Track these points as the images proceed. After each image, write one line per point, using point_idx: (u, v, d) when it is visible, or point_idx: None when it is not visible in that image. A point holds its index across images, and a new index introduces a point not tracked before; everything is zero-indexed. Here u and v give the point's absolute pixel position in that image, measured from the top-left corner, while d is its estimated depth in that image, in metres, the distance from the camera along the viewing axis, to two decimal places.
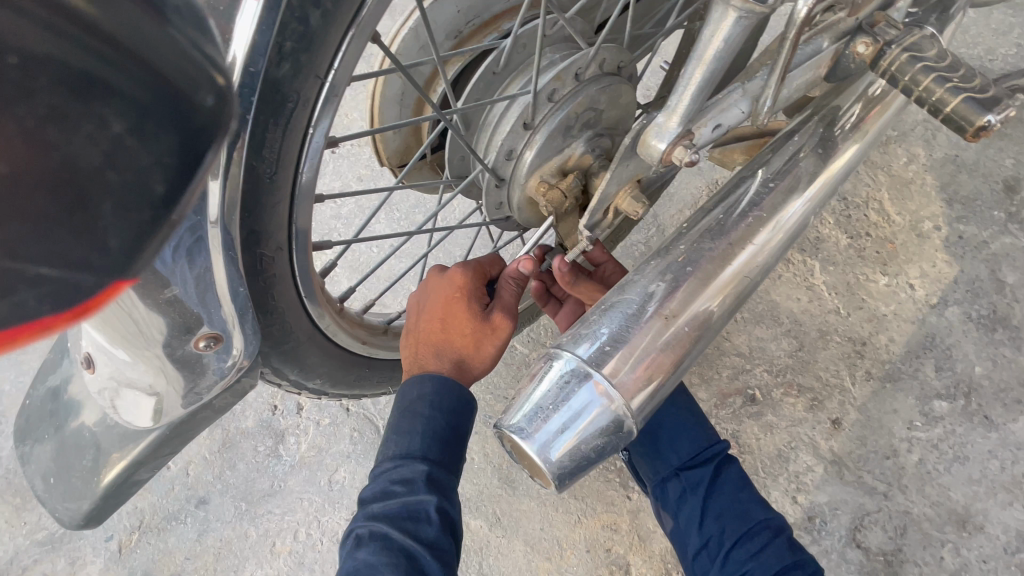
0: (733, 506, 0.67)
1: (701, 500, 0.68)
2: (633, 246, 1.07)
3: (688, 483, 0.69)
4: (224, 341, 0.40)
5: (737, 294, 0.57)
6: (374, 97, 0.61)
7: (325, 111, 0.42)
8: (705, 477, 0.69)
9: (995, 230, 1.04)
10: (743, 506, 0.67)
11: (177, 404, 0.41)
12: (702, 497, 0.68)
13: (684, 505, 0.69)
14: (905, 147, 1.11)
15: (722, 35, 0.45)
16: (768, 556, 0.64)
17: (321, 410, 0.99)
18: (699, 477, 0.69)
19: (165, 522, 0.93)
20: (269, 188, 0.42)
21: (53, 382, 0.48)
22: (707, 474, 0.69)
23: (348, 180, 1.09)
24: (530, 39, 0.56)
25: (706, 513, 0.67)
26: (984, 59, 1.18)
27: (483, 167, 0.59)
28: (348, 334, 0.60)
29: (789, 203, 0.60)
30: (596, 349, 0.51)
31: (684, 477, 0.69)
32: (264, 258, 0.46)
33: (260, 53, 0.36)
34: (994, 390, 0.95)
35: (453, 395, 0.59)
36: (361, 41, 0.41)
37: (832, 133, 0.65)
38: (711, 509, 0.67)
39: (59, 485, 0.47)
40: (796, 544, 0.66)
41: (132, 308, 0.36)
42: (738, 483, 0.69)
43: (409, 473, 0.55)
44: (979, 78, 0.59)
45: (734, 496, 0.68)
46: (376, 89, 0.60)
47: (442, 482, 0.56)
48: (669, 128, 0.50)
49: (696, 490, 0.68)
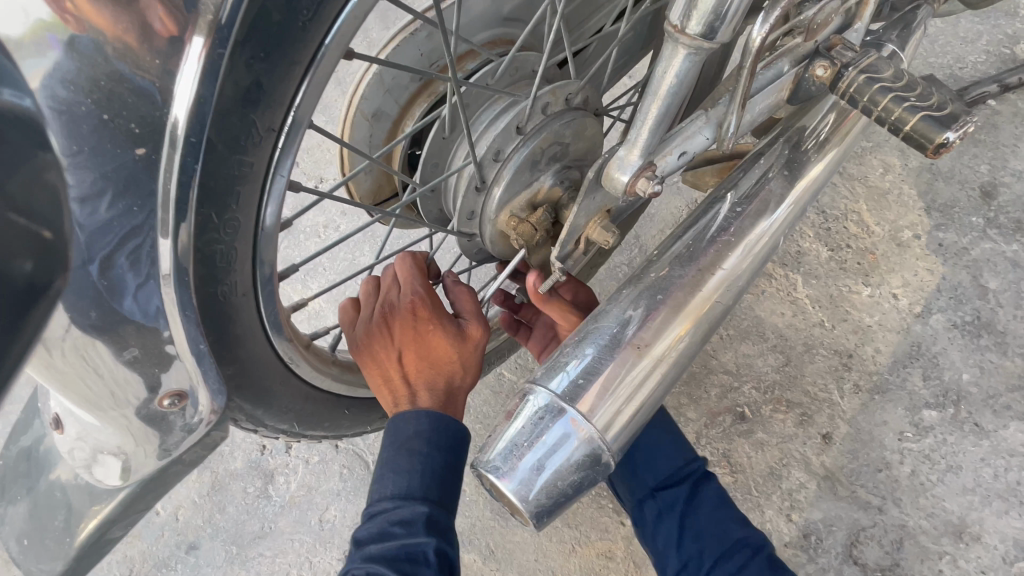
0: (712, 526, 0.67)
1: (677, 520, 0.67)
2: (616, 268, 1.07)
3: (664, 504, 0.68)
4: (190, 397, 0.44)
5: (710, 319, 0.58)
6: (348, 106, 0.60)
7: (287, 151, 0.42)
8: (681, 496, 0.68)
9: (974, 236, 1.05)
10: (722, 526, 0.67)
11: (146, 460, 0.45)
12: (679, 516, 0.67)
13: (661, 525, 0.68)
14: (880, 157, 1.13)
15: (673, 72, 0.46)
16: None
17: (311, 447, 0.98)
18: (673, 497, 0.68)
19: (155, 570, 0.91)
20: (229, 246, 0.43)
21: (25, 443, 0.50)
22: (683, 493, 0.69)
23: (331, 216, 1.10)
24: (521, 64, 0.60)
25: (684, 534, 0.67)
26: (953, 68, 1.20)
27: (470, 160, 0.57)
28: (320, 375, 0.58)
29: (757, 226, 0.61)
30: (569, 382, 0.52)
31: (660, 498, 0.68)
32: (229, 310, 0.46)
33: (205, 114, 0.36)
34: (983, 396, 0.95)
35: (451, 434, 0.57)
36: (314, 96, 0.42)
37: (797, 154, 0.65)
38: (689, 531, 0.67)
39: (33, 547, 0.49)
40: (776, 562, 0.66)
41: (98, 372, 0.40)
42: (717, 501, 0.69)
43: (409, 514, 0.53)
44: (936, 96, 0.60)
45: (713, 516, 0.68)
46: (352, 99, 0.59)
47: (442, 523, 0.54)
48: (630, 160, 0.51)
49: (672, 510, 0.68)
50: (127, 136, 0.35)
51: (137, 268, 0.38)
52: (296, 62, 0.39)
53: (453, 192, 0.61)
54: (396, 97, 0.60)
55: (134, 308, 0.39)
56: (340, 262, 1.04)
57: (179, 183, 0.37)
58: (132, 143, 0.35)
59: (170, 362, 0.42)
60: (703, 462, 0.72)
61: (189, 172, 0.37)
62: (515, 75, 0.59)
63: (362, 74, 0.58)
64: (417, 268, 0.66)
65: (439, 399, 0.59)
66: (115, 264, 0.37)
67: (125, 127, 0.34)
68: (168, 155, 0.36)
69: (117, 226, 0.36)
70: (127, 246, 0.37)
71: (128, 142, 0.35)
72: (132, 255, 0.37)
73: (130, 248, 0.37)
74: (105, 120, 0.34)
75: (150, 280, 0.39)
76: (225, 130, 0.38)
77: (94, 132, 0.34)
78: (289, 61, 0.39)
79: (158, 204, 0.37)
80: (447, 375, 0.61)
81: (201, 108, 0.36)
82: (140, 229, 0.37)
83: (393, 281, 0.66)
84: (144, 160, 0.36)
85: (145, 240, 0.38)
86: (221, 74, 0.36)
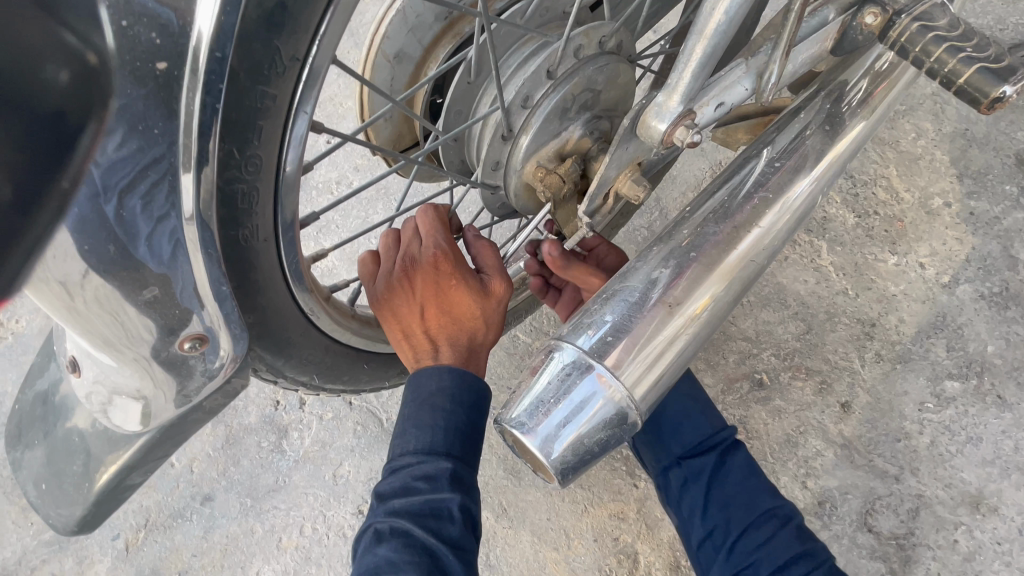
0: (740, 495, 0.66)
1: (704, 488, 0.66)
2: (635, 231, 1.04)
3: (691, 471, 0.68)
4: (210, 342, 0.43)
5: (743, 279, 0.56)
6: (369, 47, 0.57)
7: (308, 93, 0.40)
8: (708, 466, 0.67)
9: (1007, 206, 1.01)
10: (751, 495, 0.66)
11: (165, 407, 0.44)
12: (706, 485, 0.67)
13: (687, 494, 0.67)
14: (913, 122, 1.08)
15: (723, 8, 0.44)
16: (775, 545, 0.63)
17: (324, 404, 0.98)
18: (701, 466, 0.68)
19: (171, 520, 0.92)
20: (250, 186, 0.40)
21: (41, 387, 0.50)
22: (710, 462, 0.68)
23: (344, 170, 1.07)
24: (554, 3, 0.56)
25: (710, 503, 0.66)
26: (994, 28, 1.14)
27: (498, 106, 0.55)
28: (339, 327, 0.57)
29: (796, 182, 0.58)
30: (597, 341, 0.50)
31: (687, 466, 0.68)
32: (250, 254, 0.44)
33: (228, 37, 0.34)
34: (1007, 368, 0.93)
35: (473, 391, 0.55)
36: (342, 23, 0.39)
37: (838, 109, 0.61)
38: (716, 499, 0.66)
39: (52, 491, 0.49)
40: (806, 533, 0.65)
41: (118, 314, 0.39)
42: (746, 471, 0.68)
43: (432, 469, 0.52)
44: (995, 48, 0.54)
45: (742, 486, 0.67)
46: (373, 39, 0.56)
47: (465, 480, 0.53)
48: (669, 107, 0.48)
49: (699, 479, 0.67)
50: (147, 50, 0.31)
51: (153, 209, 0.36)
52: None
53: (478, 139, 0.59)
54: (420, 38, 0.57)
55: (150, 252, 0.37)
56: (353, 219, 1.02)
57: (202, 106, 0.34)
58: (153, 56, 0.32)
59: (190, 306, 0.40)
60: (733, 431, 0.70)
61: (213, 94, 0.34)
62: (547, 16, 0.56)
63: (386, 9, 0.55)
64: (438, 222, 0.63)
65: (460, 355, 0.58)
66: (129, 204, 0.35)
67: None
68: (189, 76, 0.33)
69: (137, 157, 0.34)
70: (147, 179, 0.35)
71: (147, 57, 0.31)
72: (148, 194, 0.35)
73: (148, 186, 0.35)
74: None
75: (169, 217, 0.37)
76: (248, 56, 0.35)
77: None
78: None
79: (180, 129, 0.34)
80: (468, 331, 0.60)
81: (225, 22, 0.33)
82: (162, 162, 0.35)
83: (414, 234, 0.64)
84: (165, 77, 0.33)
85: (165, 174, 0.35)
86: None
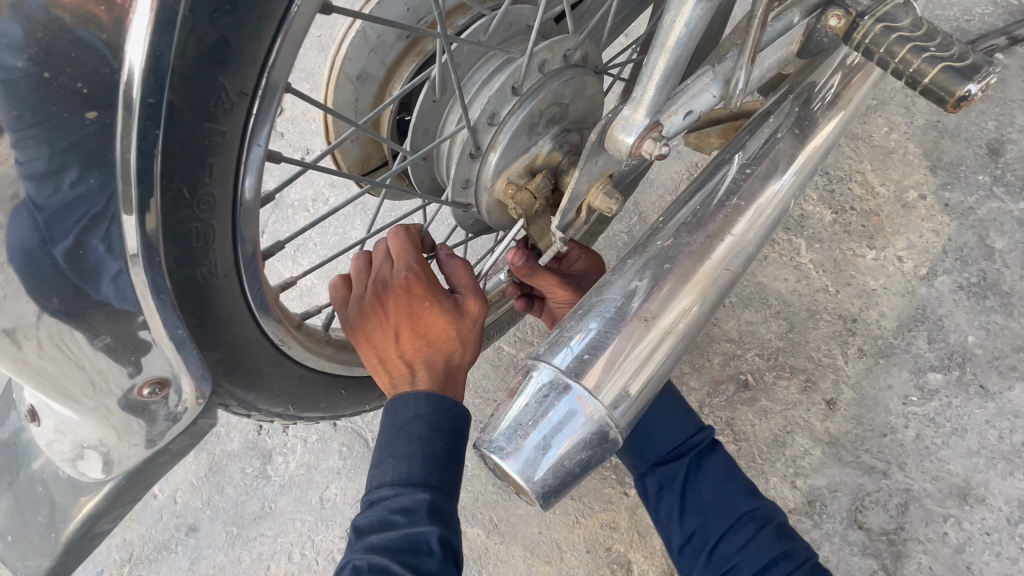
0: (720, 500, 0.65)
1: (679, 494, 0.66)
2: (615, 236, 1.04)
3: (665, 477, 0.67)
4: (172, 385, 0.42)
5: (719, 288, 0.55)
6: (331, 69, 0.56)
7: (262, 123, 0.39)
8: (682, 470, 0.67)
9: (981, 195, 1.02)
10: (736, 504, 0.66)
11: (128, 452, 0.43)
12: (680, 491, 0.66)
13: (664, 499, 0.67)
14: (884, 116, 1.09)
15: (683, 21, 0.44)
16: (753, 548, 0.62)
17: (308, 426, 0.96)
18: (675, 471, 0.67)
19: (156, 553, 0.91)
20: (205, 227, 0.39)
21: (3, 435, 0.49)
22: (684, 467, 0.67)
23: (319, 188, 1.06)
24: (517, 18, 0.56)
25: (686, 508, 0.66)
26: (960, 20, 1.14)
27: (464, 125, 0.54)
28: (313, 355, 0.56)
29: (769, 186, 0.58)
30: (574, 358, 0.50)
31: (662, 473, 0.68)
32: (211, 295, 0.43)
33: (161, 79, 0.33)
34: (988, 358, 0.93)
35: (451, 415, 0.55)
36: (293, 50, 0.38)
37: (808, 111, 0.61)
38: (692, 505, 0.66)
39: (17, 543, 0.48)
40: (794, 540, 0.64)
41: (74, 360, 0.39)
42: (723, 473, 0.67)
43: (410, 501, 0.51)
44: (958, 46, 0.54)
45: (717, 489, 0.66)
46: (335, 60, 0.55)
47: (444, 510, 0.52)
48: (635, 121, 0.48)
49: (674, 484, 0.67)
50: (75, 99, 0.31)
51: (113, 251, 0.36)
52: (268, 16, 0.36)
53: (447, 157, 0.58)
54: (382, 58, 0.56)
55: (112, 293, 0.37)
56: (330, 236, 1.01)
57: (139, 152, 0.34)
58: (82, 106, 0.32)
59: (146, 350, 0.40)
60: (710, 433, 0.70)
61: (150, 139, 0.34)
62: (509, 31, 0.56)
63: (345, 29, 0.54)
64: (411, 244, 0.62)
65: (438, 378, 0.57)
66: (87, 246, 0.35)
67: (72, 86, 0.31)
68: (124, 119, 0.33)
69: (80, 205, 0.34)
70: (94, 229, 0.35)
71: (77, 106, 0.32)
72: (105, 237, 0.36)
73: (97, 233, 0.35)
74: (46, 79, 0.31)
75: (120, 266, 0.36)
76: (191, 94, 0.34)
77: (36, 93, 0.31)
78: (256, 16, 0.35)
79: (118, 178, 0.34)
80: (447, 352, 0.59)
81: (158, 63, 0.32)
82: (103, 213, 0.35)
83: (386, 256, 0.63)
84: (96, 124, 0.32)
85: (109, 222, 0.35)
86: (181, 28, 0.32)
